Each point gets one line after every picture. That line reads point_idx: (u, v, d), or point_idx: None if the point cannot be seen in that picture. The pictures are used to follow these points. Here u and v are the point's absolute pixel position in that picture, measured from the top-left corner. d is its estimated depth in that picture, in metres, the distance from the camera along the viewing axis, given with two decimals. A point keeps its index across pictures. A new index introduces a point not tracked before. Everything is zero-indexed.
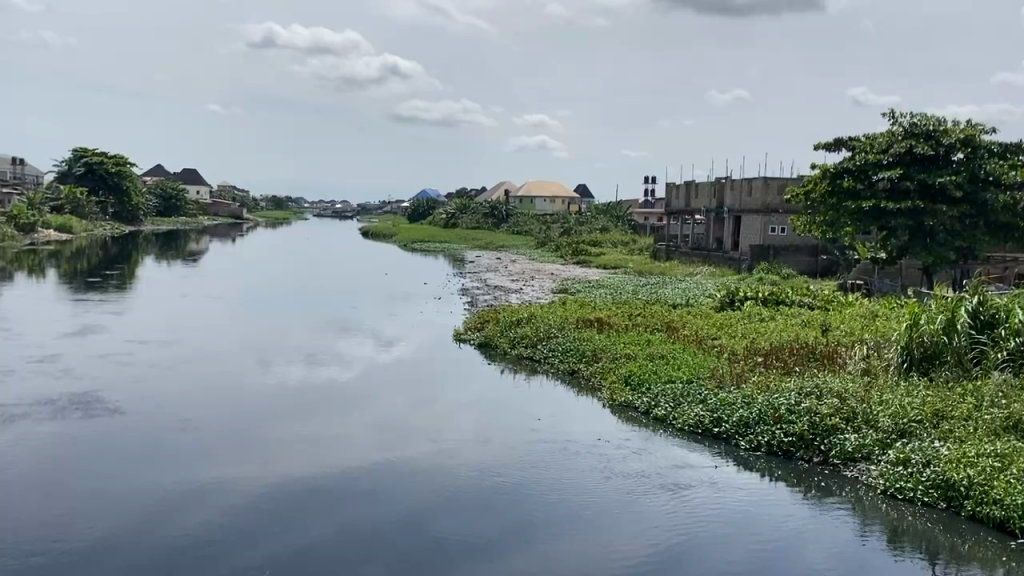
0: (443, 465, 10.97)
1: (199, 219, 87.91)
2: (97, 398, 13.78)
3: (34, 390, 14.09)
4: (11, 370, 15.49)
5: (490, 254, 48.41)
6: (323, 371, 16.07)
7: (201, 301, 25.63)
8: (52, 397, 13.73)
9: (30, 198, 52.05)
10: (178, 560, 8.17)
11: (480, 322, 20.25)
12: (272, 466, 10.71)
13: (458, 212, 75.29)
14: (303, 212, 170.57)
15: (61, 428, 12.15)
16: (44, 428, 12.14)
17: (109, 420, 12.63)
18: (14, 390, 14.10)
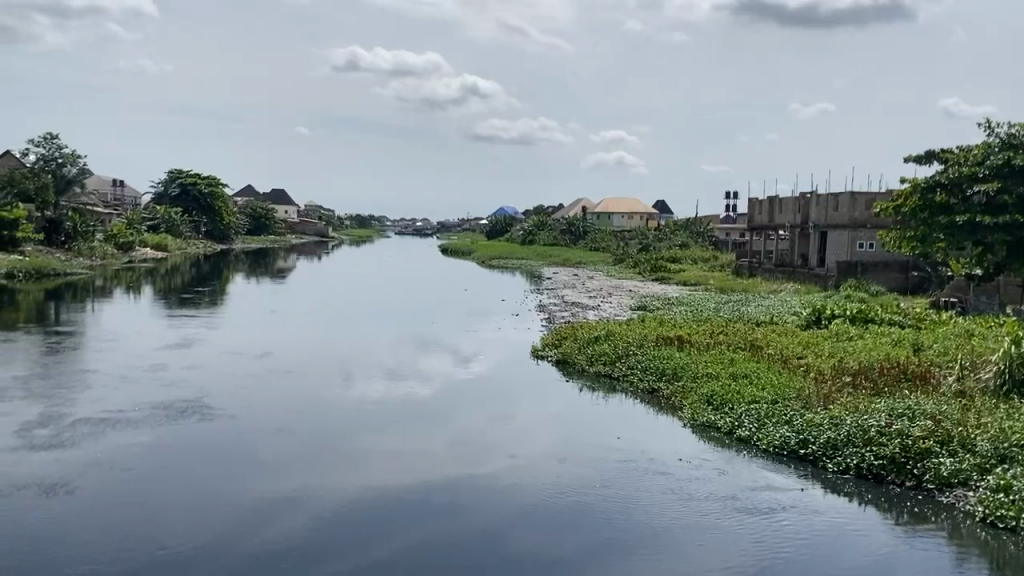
0: (521, 481, 10.94)
1: (285, 239, 90.34)
2: (200, 405, 14.26)
3: (145, 395, 14.70)
4: (120, 376, 16.14)
5: (567, 271, 48.30)
6: (402, 386, 16.23)
7: (288, 316, 26.25)
8: (156, 403, 14.26)
9: (129, 217, 54.62)
10: (280, 562, 8.36)
11: (558, 338, 20.18)
12: (359, 476, 10.88)
13: (534, 228, 75.29)
14: (384, 229, 174.35)
15: (169, 431, 12.62)
16: (151, 431, 12.61)
17: (210, 425, 13.06)
18: (121, 395, 14.67)
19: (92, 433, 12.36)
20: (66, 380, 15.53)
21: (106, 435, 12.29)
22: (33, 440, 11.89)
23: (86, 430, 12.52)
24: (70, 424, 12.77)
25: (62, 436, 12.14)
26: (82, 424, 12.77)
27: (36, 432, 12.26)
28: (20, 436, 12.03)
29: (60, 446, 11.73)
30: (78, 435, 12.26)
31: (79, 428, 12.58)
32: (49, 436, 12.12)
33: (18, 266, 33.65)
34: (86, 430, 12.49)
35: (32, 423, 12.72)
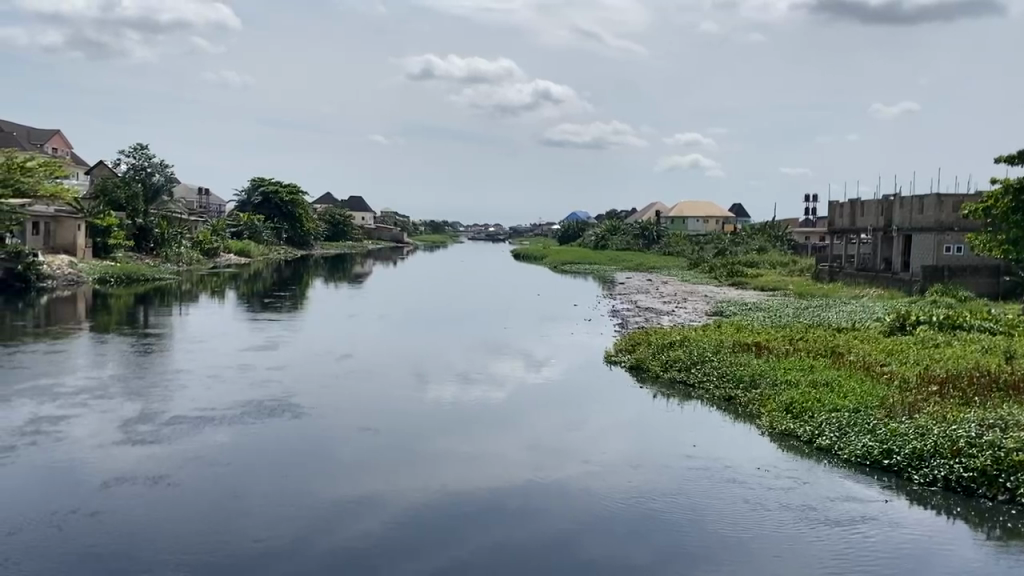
0: (594, 487, 10.86)
1: (362, 244, 92.00)
2: (282, 405, 14.56)
3: (231, 395, 15.11)
4: (206, 376, 16.64)
5: (641, 276, 47.93)
6: (475, 390, 16.28)
7: (366, 321, 26.66)
8: (243, 402, 14.64)
9: (214, 224, 56.59)
10: (361, 562, 8.46)
11: (632, 343, 19.97)
12: (434, 478, 10.95)
13: (607, 233, 74.82)
14: (458, 235, 175.93)
15: (253, 430, 12.94)
16: (236, 430, 12.93)
17: (292, 425, 13.33)
18: (209, 394, 15.12)
19: (183, 430, 12.78)
20: (159, 379, 16.13)
21: (196, 432, 12.70)
22: (131, 435, 12.40)
23: (178, 426, 12.96)
24: (164, 421, 13.25)
25: (157, 431, 12.61)
26: (174, 422, 13.23)
27: (133, 428, 12.77)
28: (118, 431, 12.54)
29: (155, 441, 12.18)
30: (171, 431, 12.71)
31: (171, 425, 13.02)
32: (145, 431, 12.59)
33: (110, 272, 35.22)
34: (178, 427, 12.93)
35: (129, 418, 13.26)
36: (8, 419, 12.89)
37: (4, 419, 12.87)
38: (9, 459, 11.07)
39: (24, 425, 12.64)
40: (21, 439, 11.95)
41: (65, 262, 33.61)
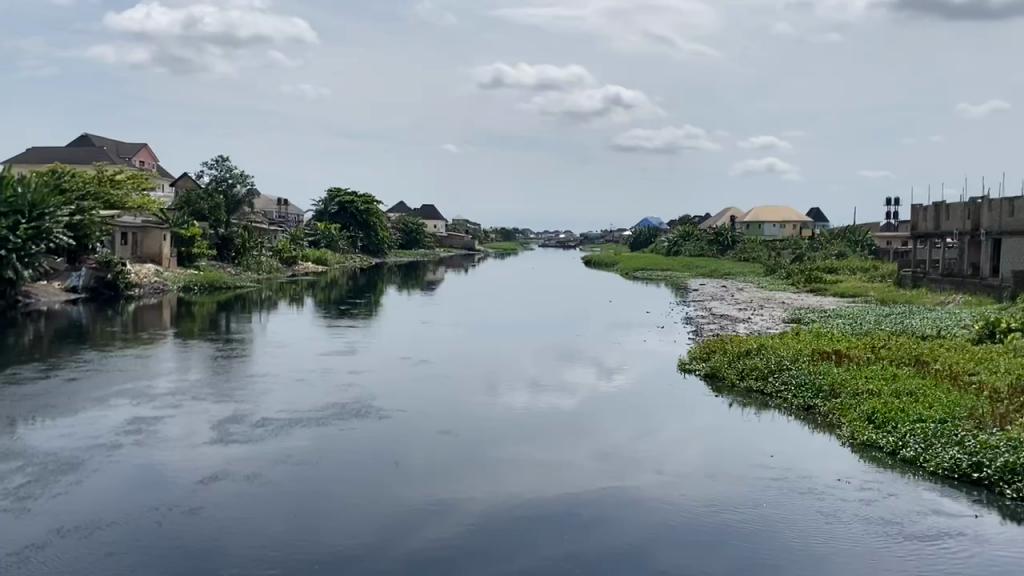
0: (667, 497, 10.72)
1: (435, 252, 92.97)
2: (358, 408, 14.78)
3: (311, 398, 15.42)
4: (287, 379, 17.06)
5: (716, 282, 47.16)
6: (546, 397, 16.26)
7: (439, 327, 26.95)
8: (321, 404, 14.95)
9: (293, 233, 58.09)
10: (440, 564, 8.53)
11: (707, 351, 19.63)
12: (508, 484, 10.99)
13: (681, 239, 73.98)
14: (530, 242, 176.53)
15: (332, 432, 13.19)
16: (316, 431, 13.18)
17: (369, 427, 13.53)
18: (289, 397, 15.46)
19: (269, 431, 13.11)
20: (242, 383, 16.58)
21: (283, 433, 13.02)
22: (221, 435, 12.77)
23: (265, 427, 13.31)
24: (251, 422, 13.62)
25: (246, 432, 12.96)
26: (261, 422, 13.58)
27: (223, 428, 13.15)
28: (209, 431, 12.94)
29: (244, 441, 12.52)
30: (259, 431, 13.04)
31: (258, 426, 13.37)
32: (235, 432, 12.96)
33: (194, 280, 36.43)
34: (264, 428, 13.27)
35: (219, 419, 13.66)
36: (108, 418, 13.43)
37: (101, 419, 13.40)
38: (111, 456, 11.52)
39: (122, 424, 13.13)
40: (121, 437, 12.42)
41: (152, 271, 34.92)
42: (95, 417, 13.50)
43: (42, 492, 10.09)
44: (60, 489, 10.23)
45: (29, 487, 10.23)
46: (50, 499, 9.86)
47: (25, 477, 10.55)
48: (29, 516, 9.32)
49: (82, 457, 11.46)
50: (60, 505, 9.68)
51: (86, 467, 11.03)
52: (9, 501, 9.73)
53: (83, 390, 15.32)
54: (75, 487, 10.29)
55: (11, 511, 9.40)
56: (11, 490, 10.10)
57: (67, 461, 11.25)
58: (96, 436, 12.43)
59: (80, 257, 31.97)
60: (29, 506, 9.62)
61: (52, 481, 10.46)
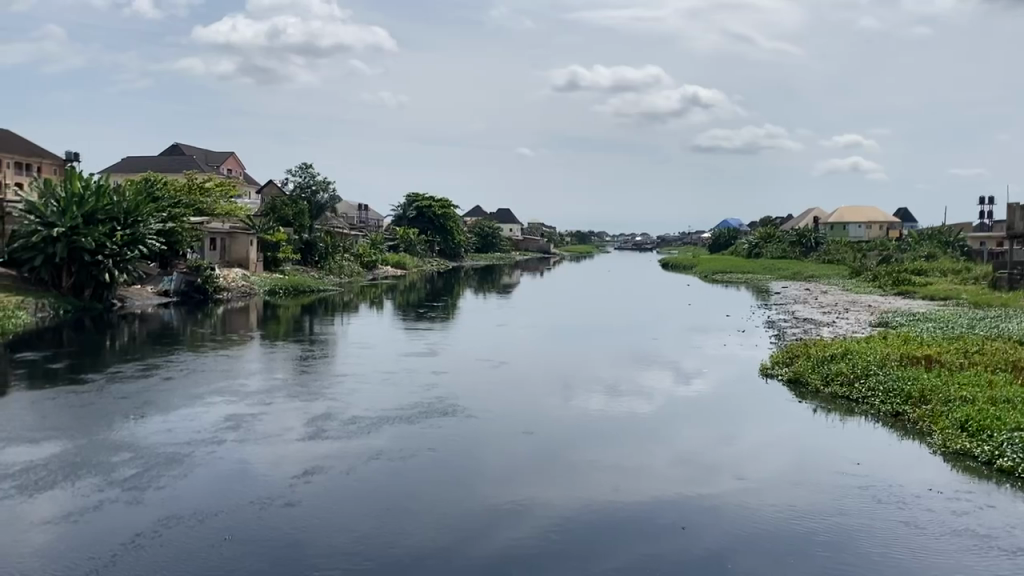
0: (748, 503, 10.52)
1: (511, 255, 93.43)
2: (440, 407, 14.97)
3: (393, 397, 15.68)
4: (371, 379, 17.40)
5: (798, 285, 46.18)
6: (625, 401, 16.13)
7: (516, 330, 27.11)
8: (404, 403, 15.20)
9: (373, 238, 59.28)
10: (521, 564, 8.55)
11: (790, 355, 19.18)
12: (591, 487, 10.96)
13: (761, 241, 72.53)
14: (606, 246, 175.62)
15: (415, 430, 13.38)
16: (402, 430, 13.38)
17: (451, 427, 13.69)
18: (375, 395, 15.77)
19: (357, 428, 13.38)
20: (327, 382, 17.00)
21: (372, 431, 13.26)
22: (314, 431, 13.09)
23: (355, 424, 13.59)
24: (340, 419, 13.91)
25: (337, 429, 13.26)
26: (350, 420, 13.86)
27: (314, 425, 13.48)
28: (301, 427, 13.30)
29: (336, 437, 12.80)
30: (349, 429, 13.32)
31: (348, 423, 13.65)
32: (326, 428, 13.28)
33: (279, 284, 37.49)
34: (354, 425, 13.55)
35: (309, 416, 14.01)
36: (206, 415, 13.91)
37: (198, 415, 13.91)
38: (211, 450, 11.95)
39: (221, 420, 13.58)
40: (219, 434, 12.84)
41: (240, 276, 36.07)
42: (193, 413, 14.03)
43: (149, 484, 10.52)
44: (165, 481, 10.64)
45: (136, 479, 10.69)
46: (157, 490, 10.27)
47: (132, 470, 11.02)
48: (138, 506, 9.73)
49: (185, 451, 11.92)
50: (166, 496, 10.08)
51: (188, 460, 11.47)
52: (118, 491, 10.18)
53: (181, 388, 15.95)
54: (178, 479, 10.71)
55: (122, 501, 9.83)
56: (120, 482, 10.57)
57: (171, 455, 11.71)
58: (197, 431, 12.90)
59: (172, 262, 33.28)
60: (138, 497, 10.04)
61: (157, 474, 10.90)
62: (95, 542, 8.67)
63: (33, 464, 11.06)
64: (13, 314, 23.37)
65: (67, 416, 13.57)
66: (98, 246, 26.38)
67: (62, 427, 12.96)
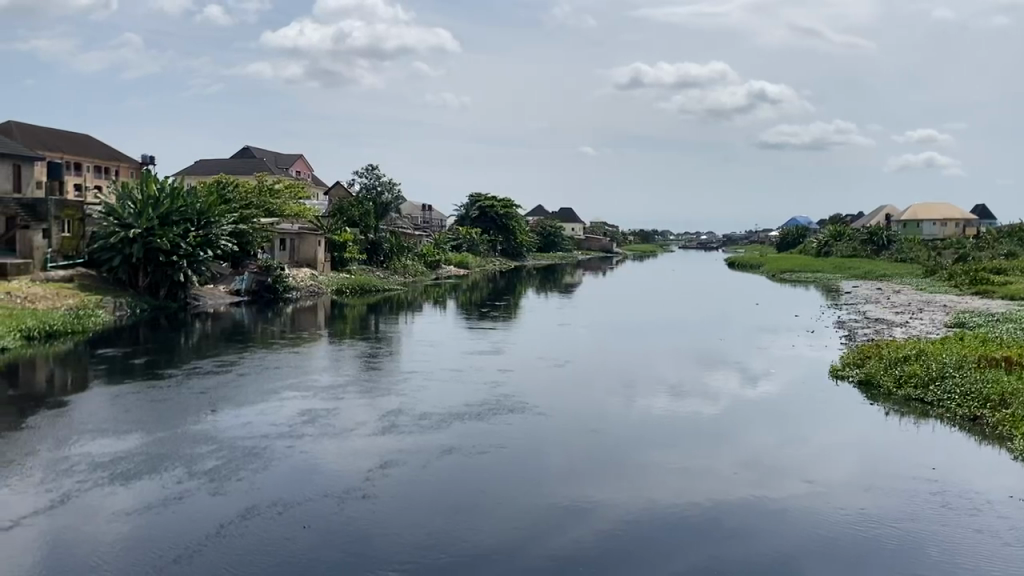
0: (817, 508, 10.30)
1: (573, 255, 93.29)
2: (506, 405, 15.03)
3: (458, 394, 15.81)
4: (437, 376, 17.57)
5: (869, 285, 44.93)
6: (688, 403, 15.94)
7: (578, 329, 27.12)
8: (470, 400, 15.31)
9: (437, 238, 59.95)
10: (585, 563, 8.56)
11: (861, 356, 18.71)
12: (659, 488, 10.90)
13: (831, 239, 70.76)
14: (670, 244, 173.87)
15: (485, 427, 13.47)
16: (470, 426, 13.49)
17: (516, 424, 13.74)
18: (443, 392, 15.92)
19: (430, 423, 13.54)
20: (394, 379, 17.22)
21: (443, 426, 13.41)
22: (387, 426, 13.30)
23: (425, 420, 13.75)
24: (410, 415, 14.10)
25: (408, 424, 13.44)
26: (420, 416, 14.03)
27: (387, 420, 13.70)
28: (375, 422, 13.52)
29: (408, 432, 12.98)
30: (422, 424, 13.50)
31: (419, 419, 13.83)
32: (399, 423, 13.49)
33: (345, 284, 38.13)
34: (425, 420, 13.72)
35: (382, 411, 14.23)
36: (282, 409, 14.26)
37: (273, 409, 14.26)
38: (289, 443, 12.25)
39: (296, 415, 13.91)
40: (297, 427, 13.15)
41: (308, 275, 36.80)
42: (269, 408, 14.39)
43: (230, 474, 10.85)
44: (246, 472, 10.96)
45: (220, 470, 11.03)
46: (238, 481, 10.59)
47: (215, 461, 11.37)
48: (221, 496, 10.05)
49: (263, 443, 12.25)
50: (248, 487, 10.39)
51: (267, 453, 11.79)
52: (202, 482, 10.53)
53: (257, 383, 16.38)
54: (259, 471, 11.01)
55: (206, 492, 10.18)
56: (202, 473, 10.91)
57: (251, 447, 12.06)
58: (274, 425, 13.23)
59: (243, 262, 34.13)
60: (220, 487, 10.37)
61: (238, 465, 11.22)
62: (181, 530, 8.98)
63: (120, 455, 11.52)
64: (94, 312, 24.30)
65: (151, 410, 14.06)
66: (173, 246, 27.22)
67: (147, 420, 13.45)
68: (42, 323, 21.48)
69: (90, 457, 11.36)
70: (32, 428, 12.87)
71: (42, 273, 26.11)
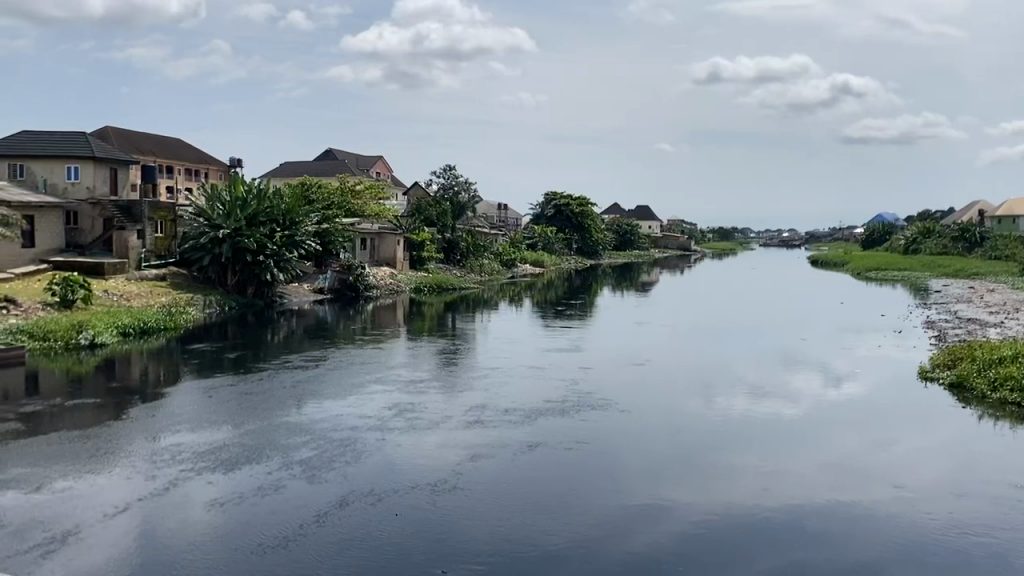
0: (906, 513, 10.02)
1: (650, 253, 92.36)
2: (585, 402, 15.09)
3: (537, 391, 15.93)
4: (516, 373, 17.75)
5: (961, 283, 42.92)
6: (767, 404, 15.67)
7: (656, 328, 26.97)
8: (549, 397, 15.42)
9: (513, 237, 60.30)
10: (663, 563, 8.53)
11: (953, 357, 18.05)
12: (738, 489, 10.81)
13: (919, 236, 68.28)
14: (749, 242, 170.28)
15: (568, 423, 13.55)
16: (551, 422, 13.60)
17: (597, 421, 13.78)
18: (523, 389, 16.08)
19: (515, 418, 13.74)
20: (474, 375, 17.47)
21: (528, 421, 13.56)
22: (473, 420, 13.54)
23: (511, 415, 13.94)
24: (495, 409, 14.31)
25: (495, 418, 13.65)
26: (506, 410, 14.24)
27: (473, 414, 13.94)
28: (462, 416, 13.78)
29: (494, 426, 13.18)
30: (508, 418, 13.69)
31: (504, 413, 14.03)
32: (486, 417, 13.72)
33: (423, 282, 38.69)
34: (510, 415, 13.90)
35: (468, 406, 14.48)
36: (371, 403, 14.64)
37: (363, 402, 14.66)
38: (379, 435, 12.59)
39: (385, 408, 14.26)
40: (387, 419, 13.51)
41: (388, 275, 37.54)
42: (360, 400, 14.81)
43: (325, 464, 11.23)
44: (339, 462, 11.31)
45: (315, 459, 11.44)
46: (332, 471, 10.96)
47: (311, 451, 11.79)
48: (317, 485, 10.43)
49: (354, 435, 12.62)
50: (342, 476, 10.74)
51: (359, 444, 12.14)
52: (299, 471, 10.95)
53: (344, 378, 16.85)
54: (354, 461, 11.39)
55: (303, 481, 10.57)
56: (300, 462, 11.34)
57: (344, 438, 12.43)
58: (364, 418, 13.61)
59: (325, 262, 35.00)
60: (316, 477, 10.75)
61: (333, 456, 11.60)
62: (281, 517, 9.38)
63: (219, 445, 12.02)
64: (185, 310, 25.24)
65: (246, 403, 14.63)
66: (259, 246, 28.16)
67: (241, 412, 13.98)
68: (137, 321, 22.45)
69: (192, 447, 11.91)
70: (134, 420, 13.53)
71: (136, 272, 27.23)
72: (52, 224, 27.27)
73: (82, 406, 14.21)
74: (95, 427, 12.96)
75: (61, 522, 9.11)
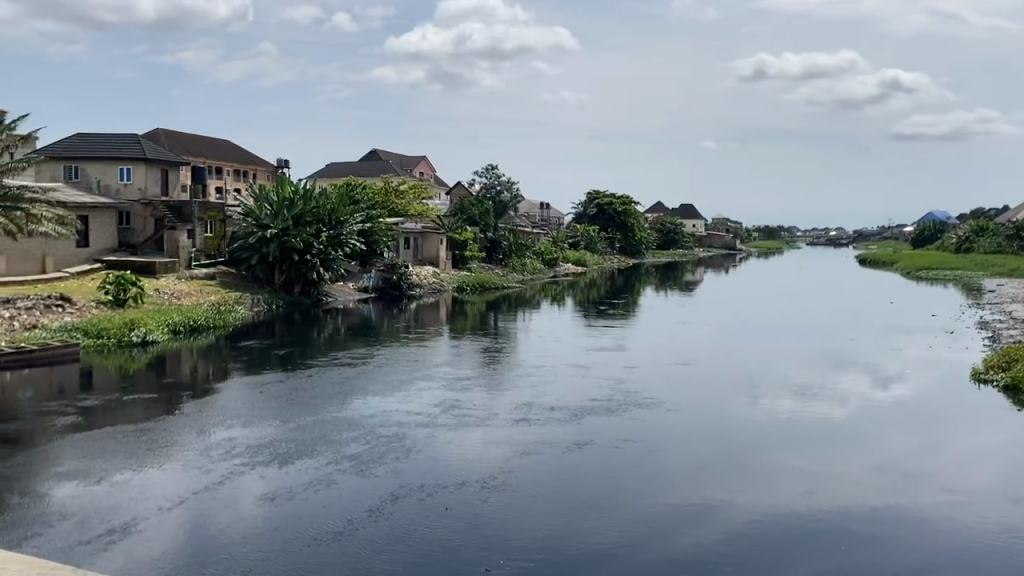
0: (958, 517, 9.84)
1: (694, 253, 91.46)
2: (629, 401, 15.04)
3: (580, 389, 15.93)
4: (560, 371, 17.76)
5: (1017, 283, 41.59)
6: (814, 405, 15.47)
7: (701, 327, 26.75)
8: (593, 396, 15.41)
9: (555, 236, 60.23)
10: (709, 564, 8.50)
11: (1008, 359, 17.59)
12: (784, 491, 10.70)
13: (973, 234, 66.63)
14: (796, 241, 167.82)
15: (613, 421, 13.55)
16: (595, 420, 13.60)
17: (641, 420, 13.75)
18: (567, 387, 16.09)
19: (561, 416, 13.77)
20: (518, 373, 17.53)
21: (573, 419, 13.58)
22: (520, 417, 13.60)
23: (556, 413, 13.98)
24: (540, 407, 14.34)
25: (541, 416, 13.70)
26: (550, 408, 14.27)
27: (519, 411, 14.00)
28: (508, 413, 13.85)
29: (541, 424, 13.22)
30: (554, 416, 13.73)
31: (550, 411, 14.07)
32: (533, 415, 13.77)
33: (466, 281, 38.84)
34: (555, 413, 13.94)
35: (513, 403, 14.55)
36: (419, 399, 14.80)
37: (410, 399, 14.82)
38: (427, 431, 12.73)
39: (433, 404, 14.40)
40: (436, 416, 13.64)
41: (431, 274, 37.78)
42: (406, 397, 14.97)
43: (375, 459, 11.39)
44: (390, 457, 11.46)
45: (365, 454, 11.62)
46: (382, 466, 11.11)
47: (361, 446, 11.97)
48: (368, 480, 10.59)
49: (404, 430, 12.78)
50: (392, 472, 10.89)
51: (408, 439, 12.29)
52: (350, 466, 11.13)
53: (391, 374, 17.04)
54: (404, 456, 11.53)
55: (353, 475, 10.73)
56: (350, 457, 11.52)
57: (393, 434, 12.58)
58: (412, 414, 13.76)
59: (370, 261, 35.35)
60: (367, 471, 10.92)
61: (383, 451, 11.76)
62: (332, 511, 9.56)
63: (272, 439, 12.26)
64: (233, 308, 25.73)
65: (297, 398, 14.88)
66: (306, 246, 28.55)
67: (292, 407, 14.23)
68: (187, 318, 22.95)
69: (245, 442, 12.16)
70: (188, 414, 13.86)
71: (186, 271, 27.83)
72: (106, 224, 28.02)
73: (136, 401, 14.59)
74: (150, 422, 13.30)
75: (120, 513, 9.39)
